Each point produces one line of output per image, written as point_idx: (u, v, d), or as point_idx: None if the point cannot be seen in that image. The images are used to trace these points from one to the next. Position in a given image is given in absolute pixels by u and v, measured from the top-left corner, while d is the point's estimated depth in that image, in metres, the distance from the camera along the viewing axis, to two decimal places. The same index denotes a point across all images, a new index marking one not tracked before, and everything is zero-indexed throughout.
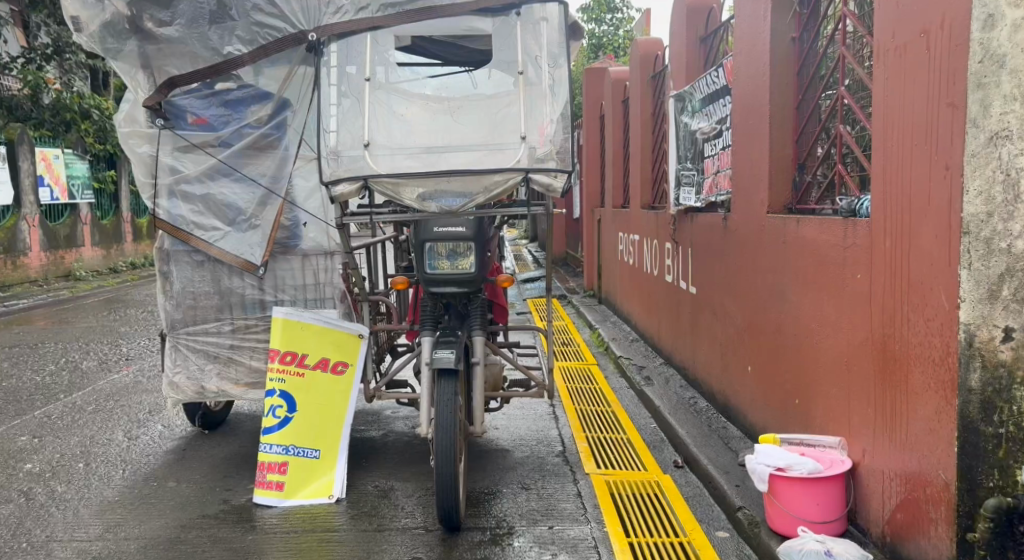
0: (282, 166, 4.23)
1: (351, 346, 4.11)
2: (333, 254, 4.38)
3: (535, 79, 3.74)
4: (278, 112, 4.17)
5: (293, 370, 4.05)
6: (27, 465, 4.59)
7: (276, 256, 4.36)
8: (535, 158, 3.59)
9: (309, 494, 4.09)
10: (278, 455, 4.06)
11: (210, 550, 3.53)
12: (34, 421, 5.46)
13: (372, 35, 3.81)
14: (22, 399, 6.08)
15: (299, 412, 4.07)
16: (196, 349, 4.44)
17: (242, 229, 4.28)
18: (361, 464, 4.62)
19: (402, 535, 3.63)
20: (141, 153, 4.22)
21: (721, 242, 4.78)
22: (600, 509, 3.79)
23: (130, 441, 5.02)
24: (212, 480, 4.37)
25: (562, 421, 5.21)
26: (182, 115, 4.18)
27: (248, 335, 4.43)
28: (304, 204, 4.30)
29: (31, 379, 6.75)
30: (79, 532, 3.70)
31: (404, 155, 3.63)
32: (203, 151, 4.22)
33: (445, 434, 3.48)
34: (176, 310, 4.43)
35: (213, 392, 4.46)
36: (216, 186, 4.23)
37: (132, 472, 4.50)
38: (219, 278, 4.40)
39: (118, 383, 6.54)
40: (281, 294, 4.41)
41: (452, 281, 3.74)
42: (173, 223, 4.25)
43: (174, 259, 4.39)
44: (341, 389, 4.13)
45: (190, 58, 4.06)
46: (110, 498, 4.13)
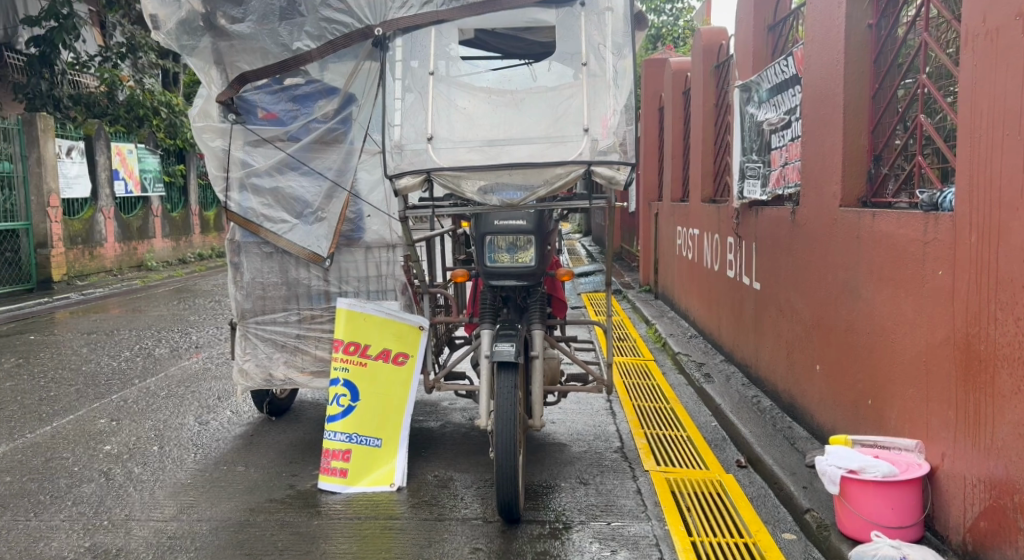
0: (347, 159, 4.33)
1: (411, 338, 4.17)
2: (395, 247, 4.46)
3: (598, 70, 3.70)
4: (344, 106, 4.27)
5: (356, 360, 4.16)
6: (105, 447, 4.78)
7: (340, 248, 4.46)
8: (597, 150, 3.53)
9: (372, 481, 4.16)
10: (342, 442, 4.16)
11: (277, 533, 3.62)
12: (112, 404, 5.70)
13: (437, 29, 3.85)
14: (99, 384, 6.32)
15: (361, 401, 4.17)
16: (265, 338, 4.57)
17: (310, 222, 4.42)
18: (421, 454, 4.68)
19: (462, 526, 3.66)
20: (214, 148, 4.34)
21: (788, 237, 4.69)
22: (661, 507, 3.76)
23: (201, 426, 5.19)
24: (278, 466, 4.49)
25: (620, 417, 5.18)
26: (253, 110, 4.33)
27: (314, 325, 4.55)
28: (367, 196, 4.40)
29: (109, 364, 7.05)
30: (155, 513, 3.84)
31: (466, 148, 3.64)
32: (273, 145, 4.35)
33: (505, 428, 3.49)
34: (246, 300, 4.56)
35: (280, 379, 4.59)
36: (285, 180, 4.37)
37: (203, 456, 4.65)
38: (287, 270, 4.53)
39: (189, 370, 6.78)
40: (345, 286, 4.51)
41: (512, 274, 3.75)
42: (244, 216, 4.41)
43: (245, 250, 4.51)
44: (403, 380, 4.19)
45: (262, 54, 4.19)
46: (183, 480, 4.28)
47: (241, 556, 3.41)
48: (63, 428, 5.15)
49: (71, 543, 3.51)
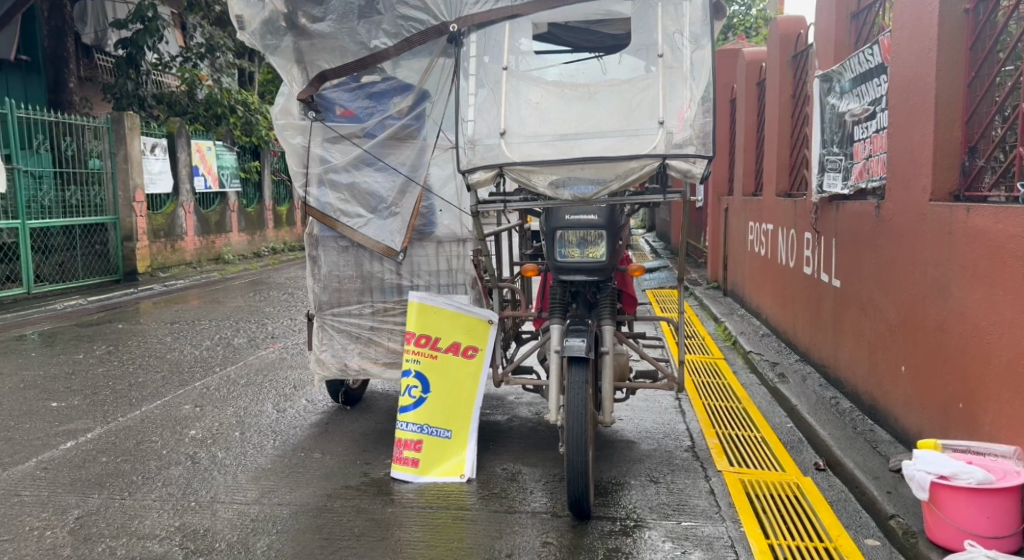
0: (421, 155, 4.41)
1: (480, 331, 4.21)
2: (465, 241, 4.52)
3: (676, 61, 3.64)
4: (418, 103, 4.38)
5: (427, 352, 4.20)
6: (191, 431, 4.99)
7: (413, 243, 4.54)
8: (672, 143, 3.46)
9: (442, 472, 4.24)
10: (414, 433, 4.24)
11: (353, 519, 3.73)
12: (195, 390, 5.93)
13: (511, 24, 3.88)
14: (182, 371, 6.58)
15: (432, 393, 4.23)
16: (341, 329, 4.71)
17: (384, 217, 4.52)
18: (489, 447, 4.73)
19: (533, 519, 3.69)
20: (294, 144, 4.50)
21: (872, 232, 4.55)
22: (736, 508, 3.71)
23: (279, 413, 5.36)
24: (352, 454, 4.61)
25: (690, 415, 5.13)
26: (331, 107, 4.45)
27: (387, 318, 4.66)
28: (439, 191, 4.47)
29: (192, 352, 7.34)
30: (238, 496, 3.99)
31: (539, 142, 3.63)
32: (350, 142, 4.47)
33: (576, 423, 3.49)
34: (323, 292, 4.70)
35: (354, 369, 4.71)
36: (361, 175, 4.48)
37: (281, 442, 4.80)
38: (361, 263, 4.64)
39: (265, 359, 7.00)
40: (416, 279, 4.60)
41: (582, 269, 3.74)
42: (322, 210, 4.53)
43: (322, 244, 4.66)
44: (472, 372, 4.24)
45: (341, 52, 4.31)
46: (264, 465, 4.43)
47: (320, 540, 3.52)
48: (151, 412, 5.39)
49: (162, 522, 3.68)
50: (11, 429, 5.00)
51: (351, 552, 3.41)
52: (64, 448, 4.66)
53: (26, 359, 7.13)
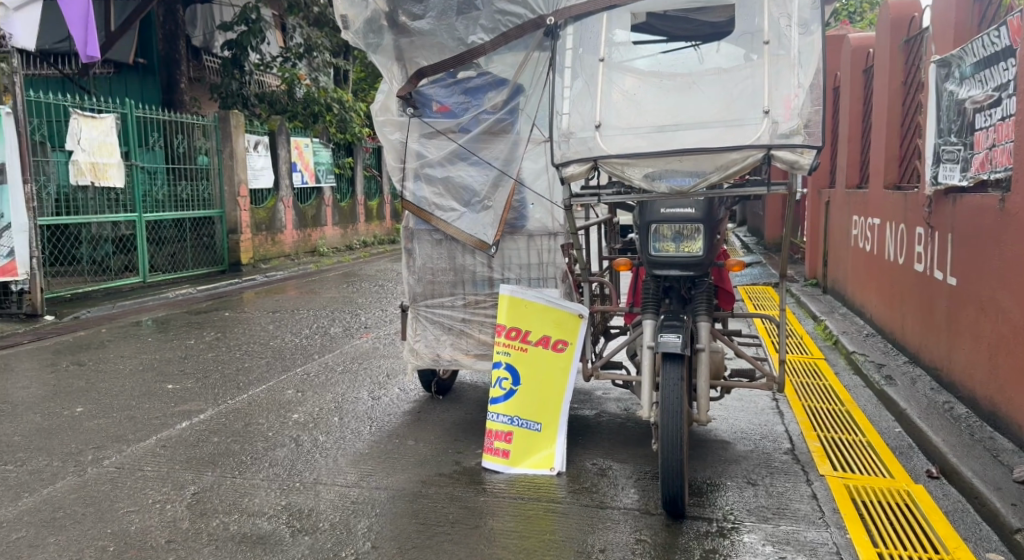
0: (514, 149, 4.45)
1: (570, 325, 4.20)
2: (556, 234, 4.54)
3: (783, 48, 3.52)
4: (512, 98, 4.41)
5: (517, 345, 4.24)
6: (294, 415, 5.19)
7: (504, 236, 4.60)
8: (778, 134, 3.36)
9: (532, 464, 4.26)
10: (504, 424, 4.29)
11: (448, 506, 3.80)
12: (296, 376, 6.17)
13: (609, 15, 3.85)
14: (284, 358, 6.84)
15: (522, 385, 4.26)
16: (434, 320, 4.80)
17: (477, 210, 4.58)
18: (579, 441, 4.72)
19: (625, 515, 3.67)
20: (392, 140, 4.62)
21: (996, 227, 4.29)
22: (841, 515, 3.58)
23: (374, 400, 5.51)
24: (445, 442, 4.69)
25: (788, 416, 4.98)
26: (428, 103, 4.52)
27: (479, 310, 4.73)
28: (532, 184, 4.51)
29: (292, 340, 7.63)
30: (339, 478, 4.14)
31: (635, 135, 3.59)
32: (445, 137, 4.54)
33: (672, 421, 3.44)
34: (418, 284, 4.80)
35: (447, 360, 4.79)
36: (456, 169, 4.55)
37: (377, 428, 4.94)
38: (454, 256, 4.72)
39: (360, 348, 7.20)
40: (507, 272, 4.65)
41: (677, 263, 3.66)
42: (418, 204, 4.65)
43: (417, 237, 4.75)
44: (562, 365, 4.23)
45: (438, 49, 4.37)
46: (361, 449, 4.57)
47: (416, 524, 3.61)
48: (256, 396, 5.63)
49: (270, 501, 3.85)
50: (132, 408, 5.32)
51: (446, 538, 3.48)
52: (179, 427, 4.93)
53: (143, 343, 7.56)
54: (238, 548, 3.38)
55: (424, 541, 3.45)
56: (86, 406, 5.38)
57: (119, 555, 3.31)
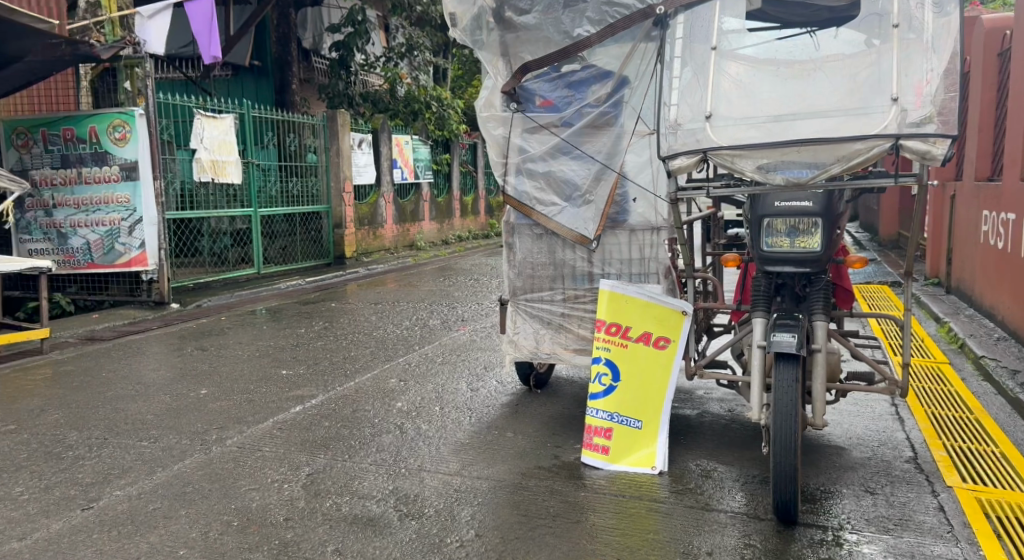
0: (618, 142, 4.40)
1: (673, 322, 4.10)
2: (660, 229, 4.47)
3: (913, 31, 3.34)
4: (616, 90, 4.36)
5: (617, 341, 4.19)
6: (397, 403, 5.31)
7: (606, 231, 4.55)
8: (907, 122, 3.17)
9: (633, 462, 4.19)
10: (604, 420, 4.25)
11: (548, 500, 3.79)
12: (399, 366, 6.31)
13: (722, 2, 3.75)
14: (387, 348, 7.01)
15: (623, 382, 4.21)
16: (533, 314, 4.80)
17: (578, 205, 4.56)
18: (680, 440, 4.62)
19: (731, 518, 3.57)
20: (495, 135, 4.63)
21: None
22: (972, 530, 3.36)
23: (473, 392, 5.57)
24: (544, 436, 4.69)
25: (910, 423, 4.72)
26: (531, 98, 4.54)
27: (578, 305, 4.70)
28: (635, 177, 4.44)
29: (394, 331, 7.81)
30: (442, 466, 4.20)
31: (748, 125, 3.46)
32: (547, 131, 4.53)
33: (786, 423, 3.31)
34: (518, 278, 4.81)
35: (546, 353, 4.79)
36: (558, 164, 4.53)
37: (477, 419, 4.98)
38: (554, 250, 4.70)
39: (459, 340, 7.29)
40: (608, 267, 4.60)
41: (792, 260, 3.51)
42: (519, 199, 4.65)
43: (518, 232, 4.76)
44: (663, 362, 4.15)
45: (544, 43, 4.38)
46: (462, 439, 4.63)
47: (518, 516, 3.62)
48: (362, 384, 5.78)
49: (378, 485, 3.95)
50: (251, 391, 5.58)
51: (547, 531, 3.47)
52: (293, 411, 5.12)
53: (259, 331, 7.92)
54: (350, 529, 3.48)
55: (526, 533, 3.45)
56: (209, 388, 5.68)
57: (242, 530, 3.46)
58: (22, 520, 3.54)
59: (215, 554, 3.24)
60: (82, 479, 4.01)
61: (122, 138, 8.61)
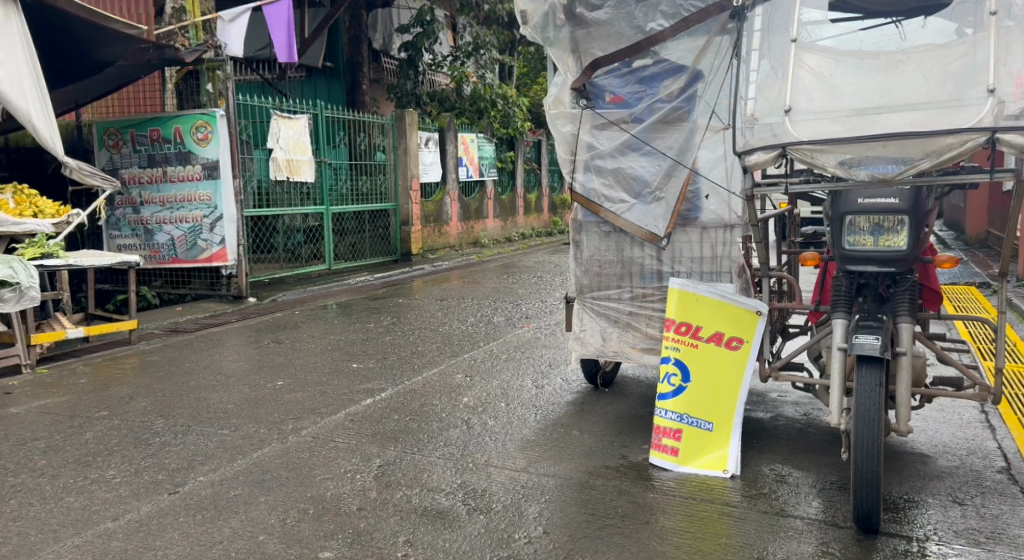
0: (690, 138, 4.31)
1: (747, 322, 3.99)
2: (733, 227, 4.38)
3: (1011, 18, 3.13)
4: (689, 84, 4.28)
5: (687, 341, 4.11)
6: (463, 398, 5.34)
7: (676, 228, 4.47)
8: (1004, 115, 3.00)
9: (703, 464, 4.11)
10: (673, 421, 4.17)
11: (616, 499, 3.75)
12: (465, 362, 6.34)
13: None
14: (452, 343, 7.05)
15: (693, 382, 4.12)
16: (600, 312, 4.75)
17: (647, 202, 4.48)
18: (753, 444, 4.50)
19: (806, 525, 3.46)
20: (564, 132, 4.61)
21: None
22: None
23: (538, 389, 5.55)
24: (610, 435, 4.64)
25: (1001, 432, 4.49)
26: (602, 94, 4.49)
27: (646, 303, 4.63)
28: (708, 173, 4.36)
29: (459, 327, 7.86)
30: (509, 462, 4.20)
31: (830, 119, 3.35)
32: (618, 128, 4.47)
33: (868, 428, 3.19)
34: (584, 276, 4.77)
35: (613, 352, 4.73)
36: (627, 160, 4.46)
37: (542, 416, 4.96)
38: (622, 248, 4.64)
39: (523, 337, 7.28)
40: (677, 266, 4.52)
41: (875, 259, 3.38)
42: (586, 196, 4.61)
43: (585, 229, 4.72)
44: (735, 364, 4.04)
45: (616, 38, 4.33)
46: (528, 436, 4.62)
47: (585, 514, 3.59)
48: (430, 378, 5.84)
49: (446, 478, 3.98)
50: (324, 383, 5.69)
51: (616, 531, 3.43)
52: (364, 403, 5.20)
53: (330, 325, 8.08)
54: (421, 521, 3.51)
55: (594, 532, 3.41)
56: (284, 379, 5.83)
57: (318, 518, 3.53)
58: (115, 502, 3.69)
59: (293, 540, 3.32)
60: (169, 464, 4.15)
61: (204, 139, 8.90)
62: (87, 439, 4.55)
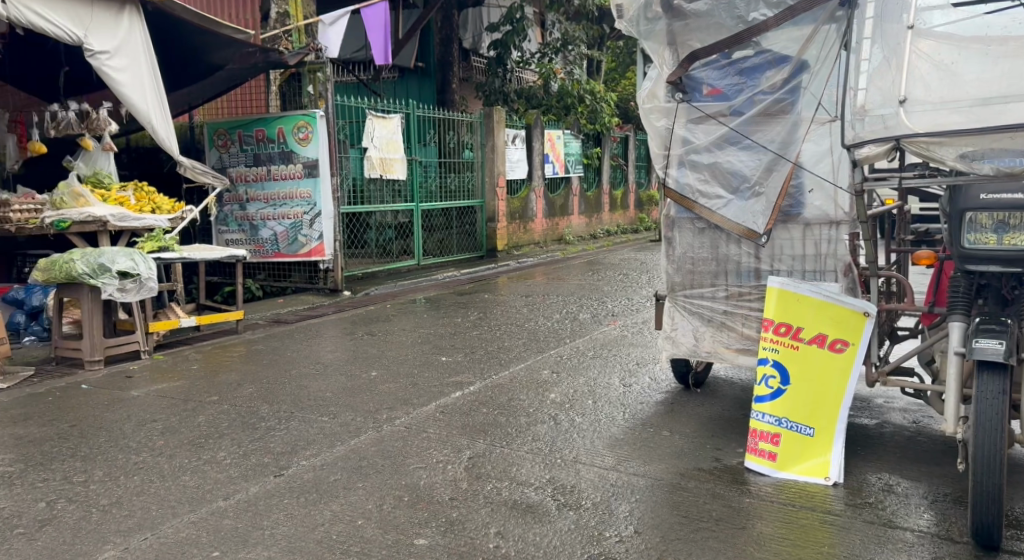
0: (794, 131, 4.14)
1: (853, 324, 3.82)
2: (839, 224, 4.20)
3: None
4: (793, 75, 4.12)
5: (787, 342, 3.96)
6: (550, 394, 5.32)
7: (777, 225, 4.33)
8: None
9: (804, 470, 3.97)
10: (771, 425, 4.03)
11: (710, 503, 3.65)
12: (551, 358, 6.33)
13: None
14: (538, 340, 7.04)
15: (793, 385, 3.96)
16: (692, 311, 4.64)
17: (746, 197, 4.35)
18: (857, 451, 4.31)
19: (917, 537, 3.29)
20: (658, 127, 4.52)
21: None
22: None
23: (626, 387, 5.48)
24: (702, 437, 4.53)
25: None
26: (698, 87, 4.36)
27: (741, 303, 4.49)
28: (812, 167, 4.19)
29: (545, 323, 7.85)
30: (597, 459, 4.16)
31: (950, 109, 3.16)
32: (715, 121, 4.34)
33: (988, 439, 3.00)
34: (676, 274, 4.66)
35: (706, 353, 4.61)
36: (724, 155, 4.34)
37: (631, 415, 4.89)
38: (718, 245, 4.52)
39: (610, 335, 7.21)
40: (778, 264, 4.38)
41: (999, 258, 3.16)
42: (681, 192, 4.52)
43: (678, 226, 4.61)
44: (840, 368, 3.87)
45: (716, 29, 4.24)
46: (616, 434, 4.56)
47: (678, 516, 3.51)
48: (517, 374, 5.85)
49: (535, 473, 3.97)
50: (414, 375, 5.78)
51: (711, 535, 3.34)
52: (453, 396, 5.26)
53: (419, 319, 8.21)
54: (511, 514, 3.51)
55: (689, 534, 3.34)
56: (377, 370, 5.96)
57: (412, 505, 3.58)
58: (225, 482, 3.85)
59: (389, 526, 3.38)
60: (274, 448, 4.30)
61: (305, 139, 9.19)
62: (199, 422, 4.77)
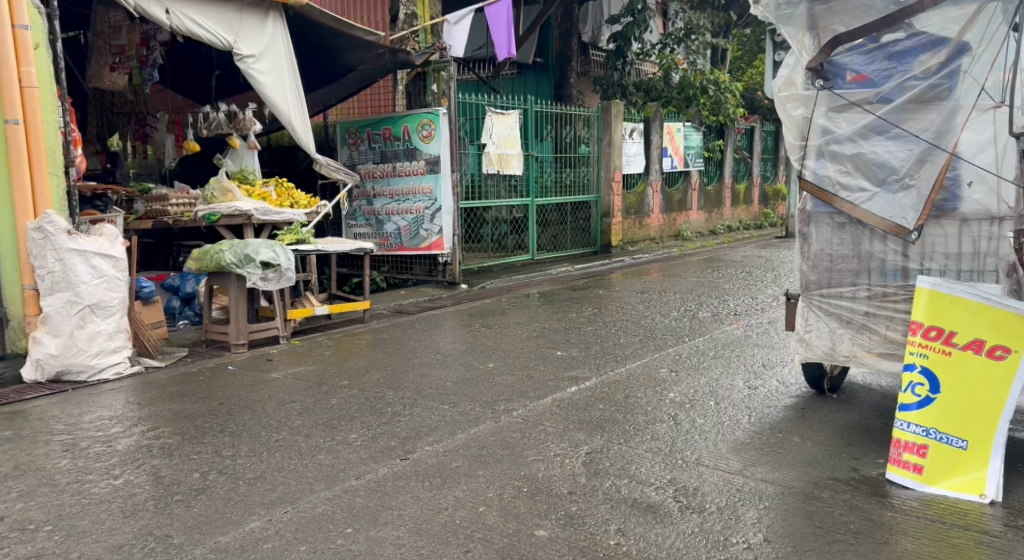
0: (950, 119, 3.87)
1: (1016, 329, 3.51)
2: (1002, 219, 3.85)
3: None
4: (952, 59, 3.85)
5: (938, 346, 3.68)
6: (670, 393, 5.18)
7: (929, 220, 4.00)
8: None
9: (955, 486, 3.64)
10: (917, 436, 3.73)
11: (847, 514, 3.44)
12: (670, 356, 6.17)
13: None
14: (656, 337, 6.88)
15: (943, 394, 3.67)
16: (829, 312, 4.34)
17: (893, 190, 4.04)
18: (1017, 469, 3.94)
19: None
20: (795, 117, 4.28)
21: None
22: None
23: (750, 390, 5.25)
24: (837, 445, 4.27)
25: None
26: (841, 73, 4.12)
27: (886, 304, 4.17)
28: (972, 158, 3.85)
29: (663, 320, 7.67)
30: (722, 462, 4.01)
31: None
32: (859, 109, 4.09)
33: None
34: (812, 271, 4.39)
35: (844, 356, 4.32)
36: (869, 145, 4.08)
37: (757, 419, 4.68)
38: (860, 242, 4.22)
39: (731, 334, 6.95)
40: (929, 263, 4.05)
41: None
42: (819, 184, 4.23)
43: (815, 220, 4.35)
44: (999, 376, 3.56)
45: (863, 12, 4.06)
46: (741, 437, 4.38)
47: (812, 526, 3.32)
48: (634, 370, 5.74)
49: (655, 472, 3.87)
50: (532, 368, 5.78)
51: (848, 548, 3.14)
52: (570, 391, 5.21)
53: (535, 313, 8.22)
54: (631, 512, 3.43)
55: (823, 546, 3.15)
56: (495, 362, 6.00)
57: (532, 496, 3.56)
58: (356, 463, 3.97)
59: (511, 515, 3.37)
60: (400, 432, 4.40)
61: (429, 136, 9.39)
62: (331, 404, 4.95)
